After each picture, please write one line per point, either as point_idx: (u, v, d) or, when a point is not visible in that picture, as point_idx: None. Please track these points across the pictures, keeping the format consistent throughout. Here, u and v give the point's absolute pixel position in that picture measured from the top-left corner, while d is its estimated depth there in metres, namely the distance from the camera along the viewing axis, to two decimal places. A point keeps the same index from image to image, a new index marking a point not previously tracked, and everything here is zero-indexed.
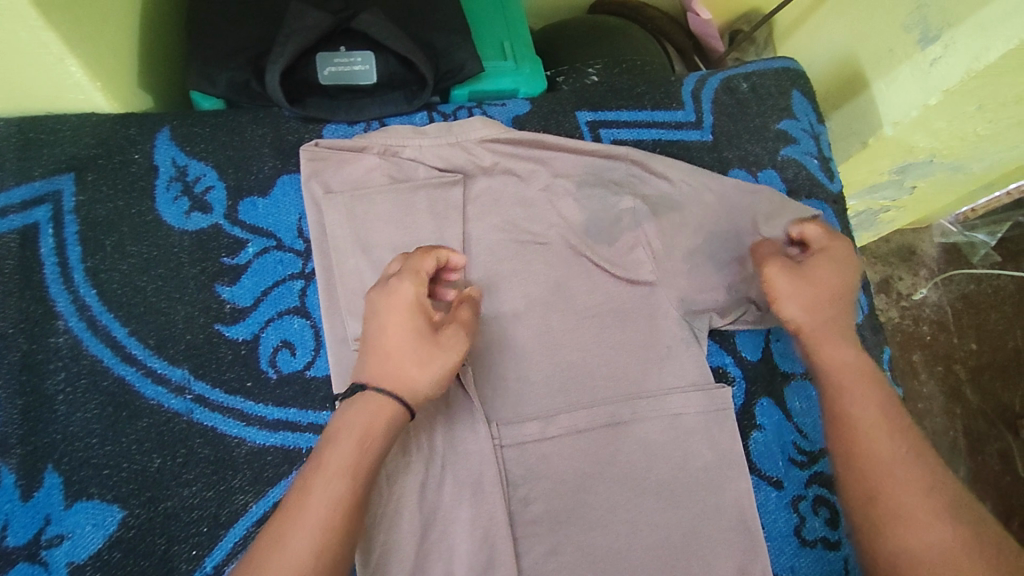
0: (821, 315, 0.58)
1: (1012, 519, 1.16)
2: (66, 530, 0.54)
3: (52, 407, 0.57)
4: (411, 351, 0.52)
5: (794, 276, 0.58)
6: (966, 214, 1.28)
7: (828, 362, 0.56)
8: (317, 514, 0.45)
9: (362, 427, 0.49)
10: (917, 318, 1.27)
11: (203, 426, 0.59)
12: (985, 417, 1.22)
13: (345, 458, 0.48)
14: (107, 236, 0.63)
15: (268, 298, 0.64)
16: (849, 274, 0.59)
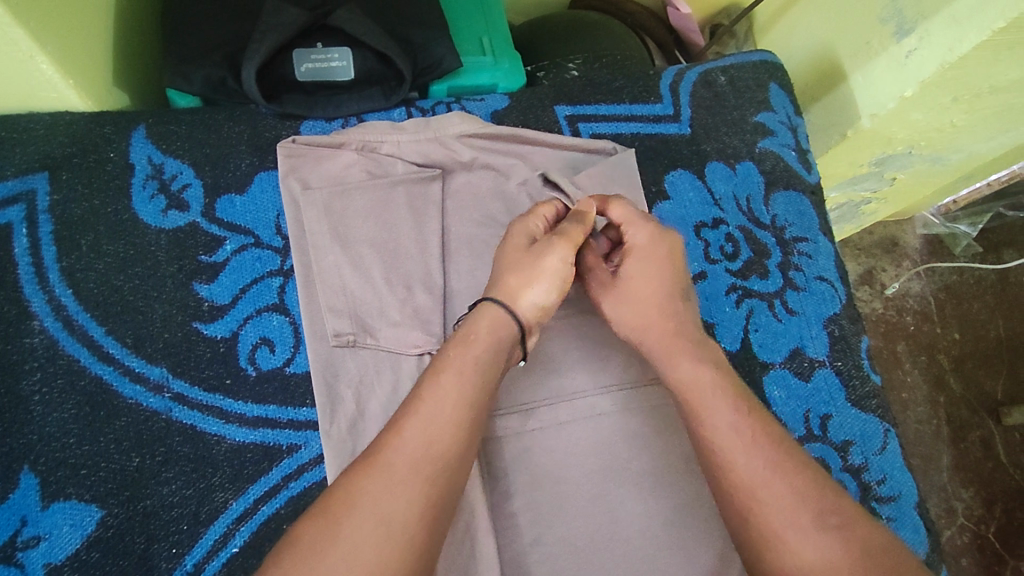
0: (660, 330, 0.57)
1: (994, 505, 1.18)
2: (43, 531, 0.54)
3: (28, 407, 0.57)
4: (513, 263, 0.55)
5: (618, 295, 0.59)
6: (948, 205, 1.28)
7: (682, 382, 0.54)
8: (428, 409, 0.47)
9: (469, 336, 0.52)
10: (900, 308, 1.28)
11: (182, 424, 0.59)
12: (968, 405, 1.23)
13: (457, 361, 0.50)
14: (82, 235, 0.62)
15: (247, 295, 0.63)
16: (664, 261, 0.59)
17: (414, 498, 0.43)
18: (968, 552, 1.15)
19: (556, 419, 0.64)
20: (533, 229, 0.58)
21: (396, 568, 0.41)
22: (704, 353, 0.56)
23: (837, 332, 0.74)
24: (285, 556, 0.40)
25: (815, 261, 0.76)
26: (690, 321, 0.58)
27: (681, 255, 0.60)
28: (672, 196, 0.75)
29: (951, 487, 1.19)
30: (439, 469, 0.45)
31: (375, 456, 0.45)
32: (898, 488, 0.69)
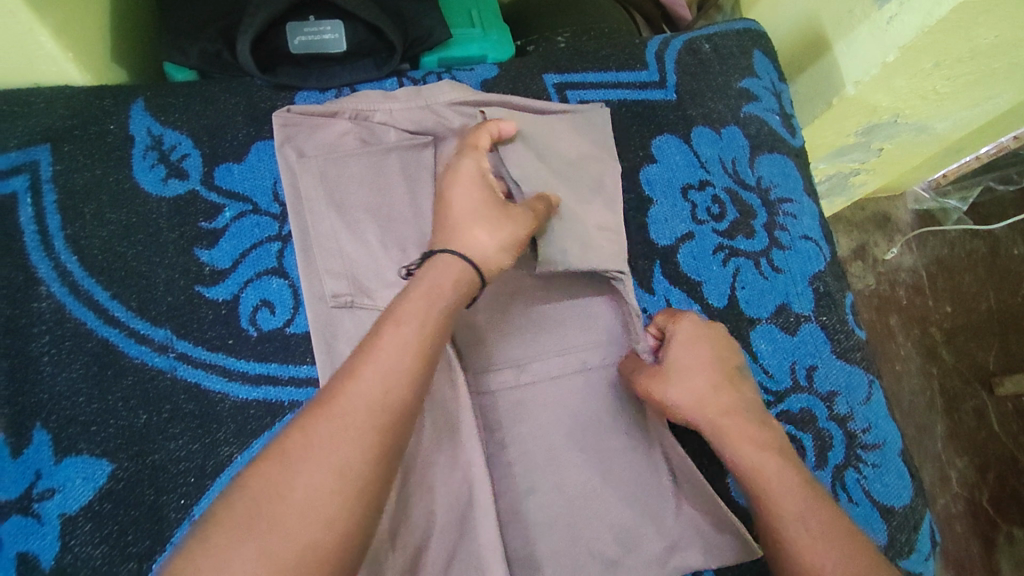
0: (723, 416, 0.60)
1: (987, 472, 1.20)
2: (56, 484, 0.56)
3: (38, 367, 0.59)
4: (478, 214, 0.57)
5: (667, 383, 0.61)
6: (938, 180, 1.31)
7: (747, 464, 0.58)
8: (388, 359, 0.46)
9: (430, 285, 0.52)
10: (892, 282, 1.30)
11: (187, 382, 0.61)
12: (960, 376, 1.25)
13: (417, 308, 0.50)
14: (85, 203, 0.64)
15: (246, 260, 0.65)
16: (705, 347, 0.63)
17: (367, 444, 0.43)
18: (962, 518, 1.18)
19: (549, 373, 0.66)
20: (486, 172, 0.61)
21: (346, 516, 0.41)
22: (763, 434, 0.60)
23: (822, 289, 0.76)
24: (231, 509, 0.39)
25: (800, 221, 0.78)
26: (742, 401, 0.62)
27: (724, 342, 0.65)
28: (660, 160, 0.77)
29: (944, 456, 1.21)
30: (394, 418, 0.45)
31: (329, 404, 0.44)
32: (883, 437, 0.72)
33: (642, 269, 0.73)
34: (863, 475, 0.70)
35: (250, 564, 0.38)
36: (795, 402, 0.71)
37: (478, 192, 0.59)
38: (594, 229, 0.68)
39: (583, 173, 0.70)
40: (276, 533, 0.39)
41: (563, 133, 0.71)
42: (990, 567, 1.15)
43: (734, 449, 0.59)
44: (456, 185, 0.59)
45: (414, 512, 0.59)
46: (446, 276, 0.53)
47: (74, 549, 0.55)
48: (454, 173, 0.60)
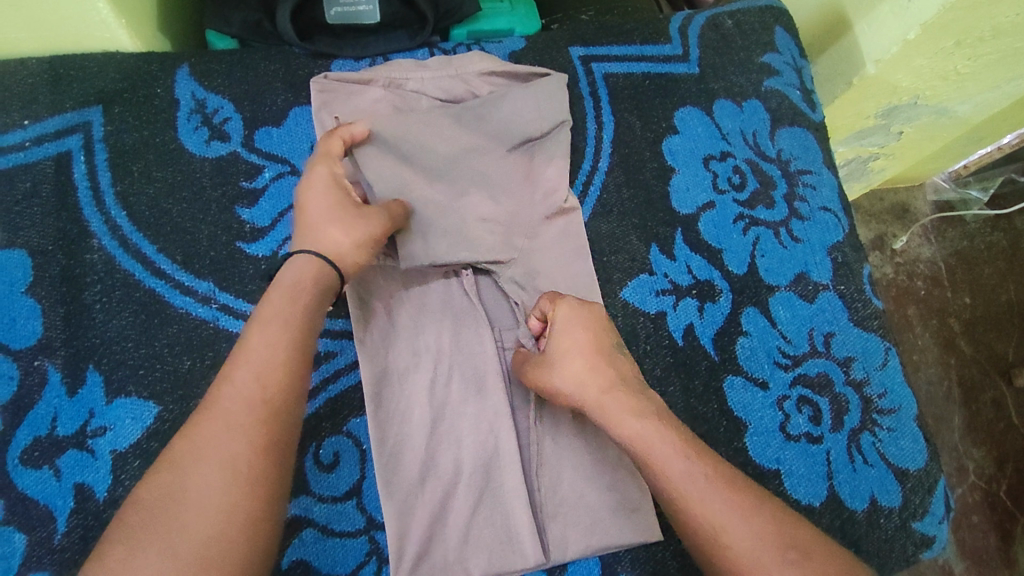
0: (604, 392, 0.59)
1: (1006, 464, 1.20)
2: (108, 423, 0.60)
3: (90, 314, 0.63)
4: (327, 214, 0.60)
5: (551, 368, 0.60)
6: (959, 170, 1.32)
7: (626, 435, 0.57)
8: (255, 361, 0.52)
9: (291, 286, 0.56)
10: (911, 273, 1.30)
11: (228, 332, 0.64)
12: (979, 366, 1.25)
13: (276, 308, 0.54)
14: (134, 162, 0.67)
15: (284, 219, 0.68)
16: (582, 326, 0.62)
17: (248, 438, 0.49)
18: (979, 510, 1.17)
19: None
20: (341, 176, 0.63)
21: (242, 502, 0.47)
22: (645, 408, 0.58)
23: (840, 259, 0.78)
24: (135, 514, 0.46)
25: (819, 191, 0.80)
26: (621, 377, 0.60)
27: (601, 318, 0.63)
28: (682, 131, 0.79)
29: (961, 446, 1.20)
30: (274, 406, 0.51)
31: (208, 410, 0.50)
32: (898, 401, 0.73)
33: (664, 236, 0.74)
34: (879, 438, 0.71)
35: (158, 559, 0.44)
36: (812, 366, 0.72)
37: (330, 195, 0.60)
38: (473, 222, 0.69)
39: (465, 167, 0.70)
40: (179, 528, 0.45)
41: (450, 125, 0.71)
42: (1009, 561, 1.14)
43: (618, 421, 0.57)
44: (309, 192, 0.61)
45: (441, 459, 0.62)
46: (300, 276, 0.56)
47: (125, 483, 0.58)
48: (311, 180, 0.61)
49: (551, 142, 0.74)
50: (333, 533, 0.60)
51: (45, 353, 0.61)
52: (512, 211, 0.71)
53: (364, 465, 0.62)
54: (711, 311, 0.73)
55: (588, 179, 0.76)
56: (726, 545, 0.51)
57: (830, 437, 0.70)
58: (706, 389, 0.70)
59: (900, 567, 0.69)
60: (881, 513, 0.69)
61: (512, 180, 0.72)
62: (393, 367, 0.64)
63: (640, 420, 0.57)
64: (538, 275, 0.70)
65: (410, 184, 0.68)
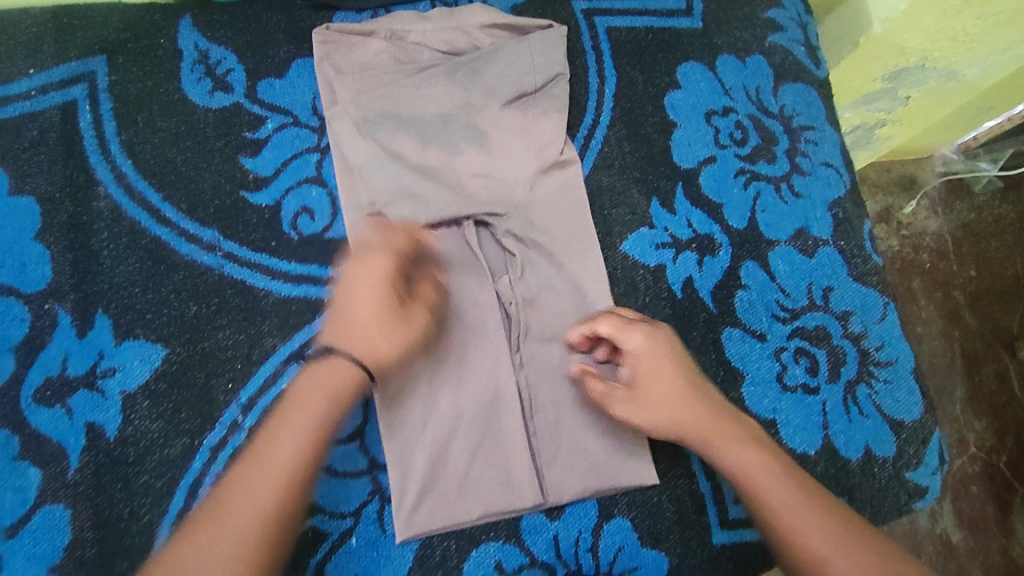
0: (706, 419, 0.61)
1: (1007, 436, 1.10)
2: (117, 364, 0.61)
3: (98, 261, 0.64)
4: (375, 307, 0.59)
5: (640, 403, 0.62)
6: (969, 142, 1.19)
7: (724, 460, 0.60)
8: (306, 420, 0.55)
9: (327, 386, 0.56)
10: (917, 246, 1.19)
11: (233, 279, 0.65)
12: (982, 339, 1.15)
13: (321, 375, 0.57)
14: (138, 112, 0.68)
15: (287, 169, 0.69)
16: (661, 360, 0.62)
17: (249, 543, 0.51)
18: (978, 480, 1.09)
19: (572, 283, 0.69)
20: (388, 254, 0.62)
21: None
22: (745, 435, 0.60)
23: (841, 215, 0.78)
24: None
25: (821, 147, 0.80)
26: (717, 404, 0.62)
27: (679, 349, 0.64)
28: (684, 86, 0.79)
29: (961, 417, 1.11)
30: (280, 519, 0.52)
31: (221, 513, 0.51)
32: (895, 354, 0.74)
33: (664, 190, 0.75)
34: (875, 390, 0.72)
35: None
36: (810, 320, 0.73)
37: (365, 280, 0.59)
38: (468, 179, 0.70)
39: (458, 126, 0.71)
40: None
41: (438, 85, 0.71)
42: (1005, 530, 1.07)
43: (721, 448, 0.60)
44: (347, 284, 0.60)
45: (443, 403, 0.64)
46: (335, 379, 0.56)
47: (134, 422, 0.60)
48: (358, 266, 0.60)
49: (545, 97, 0.73)
50: (336, 474, 0.61)
51: (54, 298, 0.62)
52: (507, 166, 0.71)
53: (366, 408, 0.63)
54: (710, 265, 0.73)
55: (589, 133, 0.76)
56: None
57: (826, 388, 0.71)
58: (704, 341, 0.71)
59: (893, 516, 0.70)
60: (875, 462, 0.70)
61: (507, 135, 0.71)
62: None
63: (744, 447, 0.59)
64: (534, 226, 0.70)
65: (395, 149, 0.69)
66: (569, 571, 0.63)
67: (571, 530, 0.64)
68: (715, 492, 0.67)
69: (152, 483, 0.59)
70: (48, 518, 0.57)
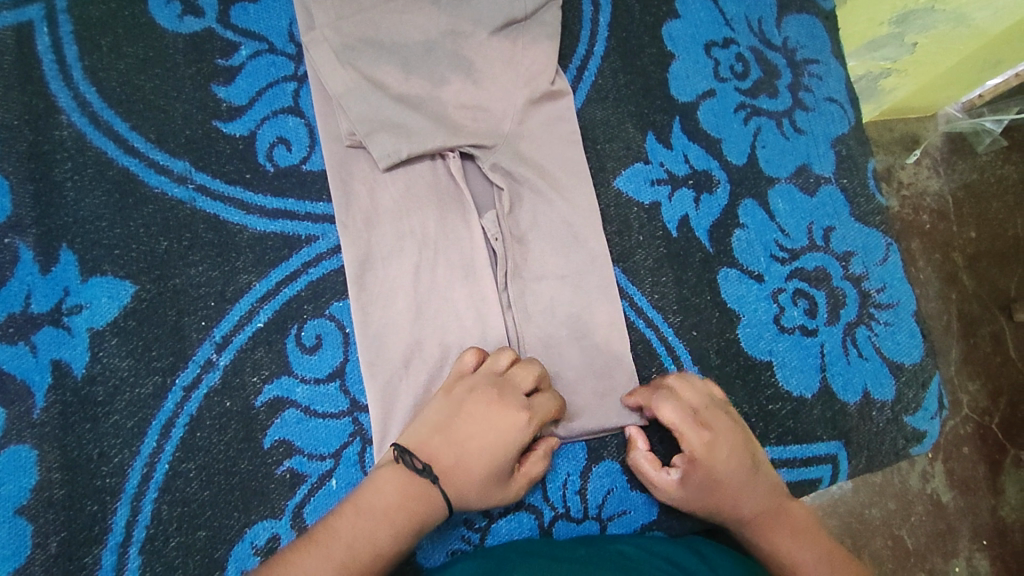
0: (755, 517, 0.58)
1: (999, 397, 1.05)
2: (84, 301, 0.58)
3: (62, 193, 0.60)
4: (491, 459, 0.53)
5: (703, 496, 0.57)
6: (973, 100, 1.10)
7: (777, 551, 0.57)
8: (387, 532, 0.50)
9: (404, 487, 0.52)
10: (917, 207, 1.11)
11: (206, 213, 0.62)
12: (980, 301, 1.08)
13: (408, 485, 0.52)
14: (102, 36, 0.64)
15: (262, 98, 0.65)
16: (733, 458, 0.57)
17: None
18: (971, 441, 1.03)
19: (563, 219, 0.66)
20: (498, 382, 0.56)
21: None
22: (805, 531, 0.58)
23: (844, 152, 0.74)
24: None
25: (825, 82, 0.76)
26: (780, 501, 0.59)
27: (739, 432, 0.59)
28: (683, 16, 0.74)
29: (955, 379, 1.06)
30: None
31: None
32: (897, 296, 0.71)
33: (660, 124, 0.71)
34: (875, 333, 0.70)
35: None
36: (811, 261, 0.70)
37: (497, 443, 0.54)
38: (453, 110, 0.66)
39: (442, 53, 0.67)
40: None
41: (422, 11, 0.67)
42: (995, 490, 1.01)
43: (767, 544, 0.58)
44: (473, 424, 0.54)
45: (428, 342, 0.61)
46: (412, 496, 0.52)
47: (103, 360, 0.57)
48: (474, 400, 0.55)
49: (536, 23, 0.69)
50: (315, 414, 0.59)
51: (15, 231, 0.59)
52: (496, 98, 0.67)
53: (346, 347, 0.61)
54: (708, 203, 0.70)
55: (582, 64, 0.72)
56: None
57: (825, 331, 0.69)
58: (699, 282, 0.68)
59: (889, 461, 0.69)
60: (873, 406, 0.68)
61: (495, 64, 0.67)
62: (376, 252, 0.62)
63: (798, 544, 0.57)
64: (522, 160, 0.66)
65: (376, 78, 0.65)
66: (556, 513, 0.61)
67: (559, 472, 0.62)
68: None
69: (123, 423, 0.56)
70: (14, 458, 0.54)
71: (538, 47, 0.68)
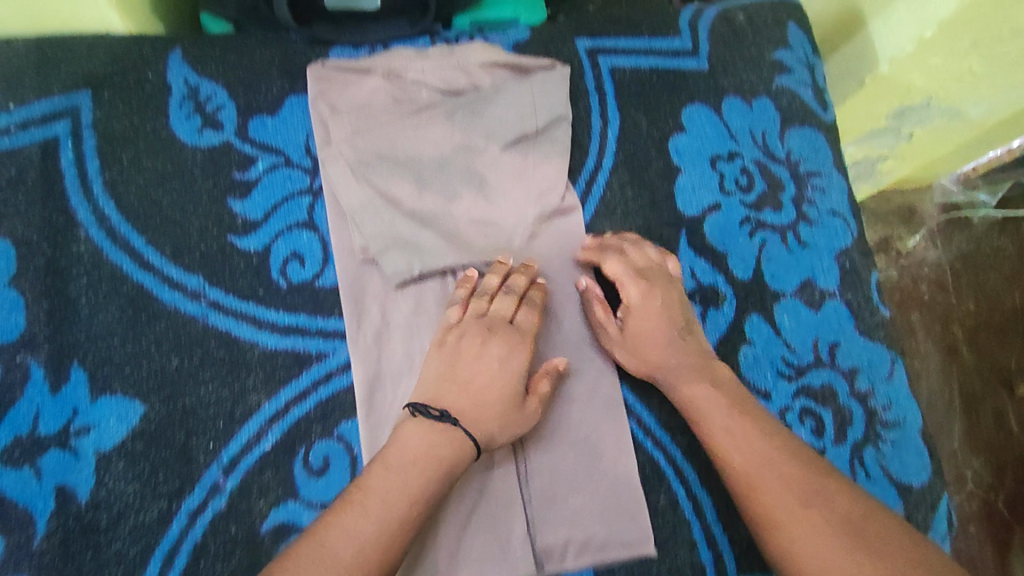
0: (679, 367, 0.61)
1: (1004, 473, 1.04)
2: (92, 422, 0.58)
3: (76, 309, 0.60)
4: (497, 379, 0.58)
5: (634, 351, 0.63)
6: (968, 172, 1.10)
7: (688, 405, 0.60)
8: (419, 480, 0.52)
9: (426, 446, 0.54)
10: (915, 277, 1.13)
11: (219, 330, 0.62)
12: (981, 375, 1.08)
13: (431, 435, 0.54)
14: (123, 151, 0.65)
15: (277, 212, 0.66)
16: (662, 314, 0.63)
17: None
18: (976, 519, 1.03)
19: (572, 337, 0.67)
20: (497, 325, 0.61)
21: None
22: (717, 379, 0.60)
23: (848, 265, 0.75)
24: None
25: (828, 195, 0.77)
26: (702, 356, 0.63)
27: (675, 302, 0.64)
28: (688, 129, 0.76)
29: (960, 456, 1.05)
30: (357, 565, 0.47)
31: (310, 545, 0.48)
32: (903, 414, 0.71)
33: (667, 238, 0.73)
34: (881, 452, 0.70)
35: None
36: (816, 377, 0.71)
37: (505, 381, 0.58)
38: (465, 226, 0.67)
39: (456, 169, 0.68)
40: None
41: (436, 127, 0.69)
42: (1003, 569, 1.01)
43: (682, 391, 0.60)
44: (469, 362, 0.58)
45: None
46: (437, 450, 0.54)
47: (108, 484, 0.57)
48: (470, 342, 0.59)
49: (547, 140, 0.71)
50: None
51: (27, 349, 0.59)
52: (507, 214, 0.68)
53: (354, 470, 0.60)
54: (714, 318, 0.71)
55: (591, 178, 0.73)
56: (783, 544, 0.49)
57: (833, 451, 0.69)
58: None
59: None
60: None
61: (507, 180, 0.69)
62: (386, 371, 0.62)
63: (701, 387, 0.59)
64: None
65: (390, 194, 0.66)
66: None
67: None
68: (716, 560, 0.64)
69: (126, 551, 0.56)
70: None
71: (545, 163, 0.70)
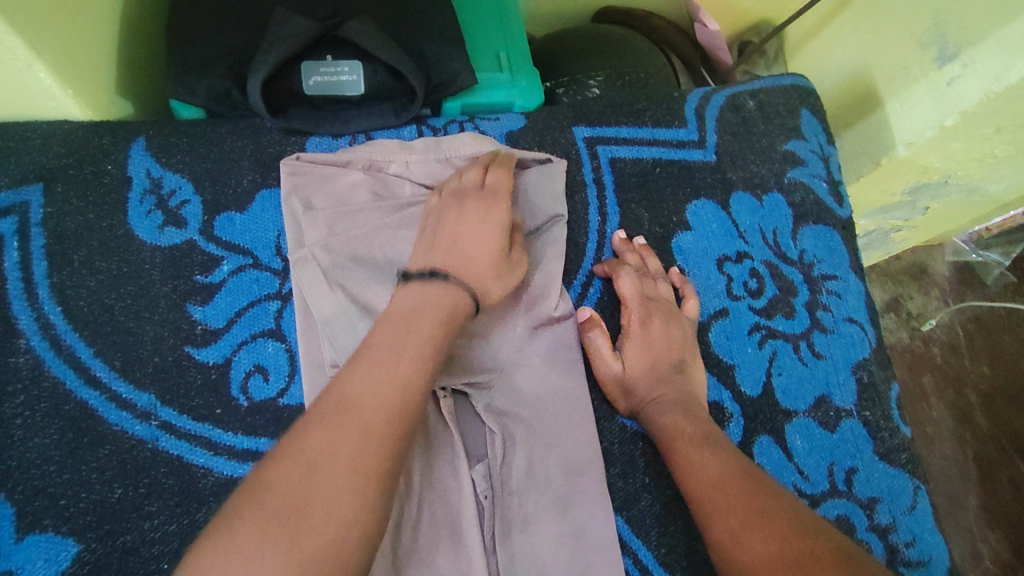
0: (648, 377, 0.62)
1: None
2: (15, 566, 0.51)
3: (9, 431, 0.54)
4: (479, 231, 0.55)
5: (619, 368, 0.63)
6: (979, 232, 1.07)
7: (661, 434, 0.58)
8: (421, 331, 0.48)
9: (415, 298, 0.50)
10: (926, 338, 1.08)
11: (168, 454, 0.56)
12: (997, 444, 1.02)
13: (432, 295, 0.51)
14: (75, 251, 0.60)
15: (241, 319, 0.60)
16: (662, 346, 0.63)
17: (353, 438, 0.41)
18: None
19: (562, 465, 0.60)
20: (472, 185, 0.58)
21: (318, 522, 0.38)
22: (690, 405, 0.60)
23: (866, 378, 0.69)
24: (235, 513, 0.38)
25: (845, 300, 0.72)
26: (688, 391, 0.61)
27: (675, 340, 0.64)
28: (694, 227, 0.71)
29: (973, 528, 0.98)
30: (383, 416, 0.43)
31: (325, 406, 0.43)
32: (927, 552, 0.64)
33: None
34: None
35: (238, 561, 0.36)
36: (832, 509, 0.64)
37: (488, 229, 0.55)
38: None
39: None
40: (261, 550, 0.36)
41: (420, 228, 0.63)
42: None
43: (656, 419, 0.59)
44: (452, 222, 0.55)
45: None
46: (431, 299, 0.50)
47: None
48: (452, 214, 0.56)
49: (539, 241, 0.65)
50: None
51: None
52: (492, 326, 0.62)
53: None
54: None
55: (587, 281, 0.68)
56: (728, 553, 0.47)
57: None
58: None
59: None
60: None
61: None
62: None
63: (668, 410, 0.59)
64: (519, 398, 0.61)
65: (367, 302, 0.60)
66: None
67: None
68: None
69: None
70: None
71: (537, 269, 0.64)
